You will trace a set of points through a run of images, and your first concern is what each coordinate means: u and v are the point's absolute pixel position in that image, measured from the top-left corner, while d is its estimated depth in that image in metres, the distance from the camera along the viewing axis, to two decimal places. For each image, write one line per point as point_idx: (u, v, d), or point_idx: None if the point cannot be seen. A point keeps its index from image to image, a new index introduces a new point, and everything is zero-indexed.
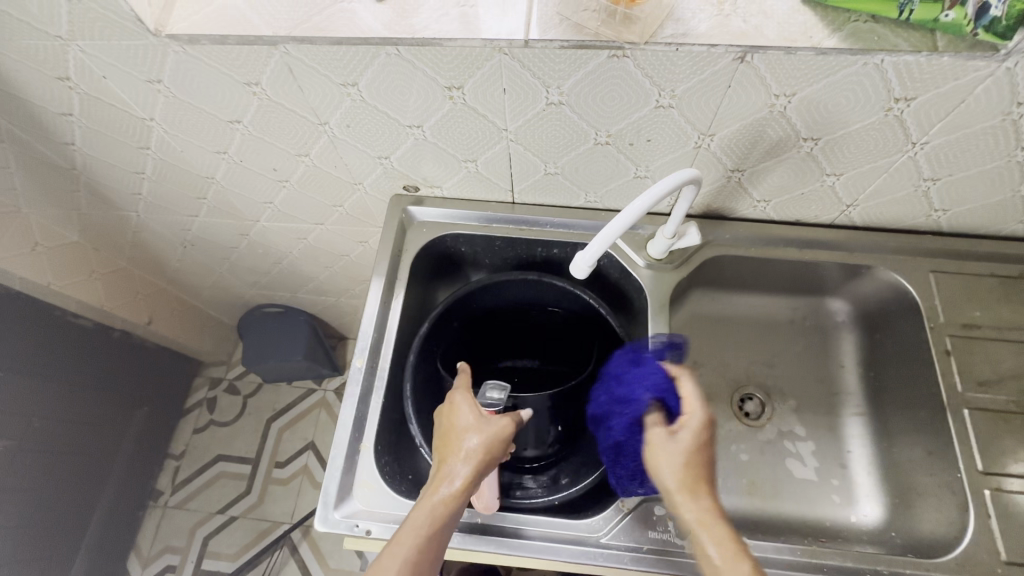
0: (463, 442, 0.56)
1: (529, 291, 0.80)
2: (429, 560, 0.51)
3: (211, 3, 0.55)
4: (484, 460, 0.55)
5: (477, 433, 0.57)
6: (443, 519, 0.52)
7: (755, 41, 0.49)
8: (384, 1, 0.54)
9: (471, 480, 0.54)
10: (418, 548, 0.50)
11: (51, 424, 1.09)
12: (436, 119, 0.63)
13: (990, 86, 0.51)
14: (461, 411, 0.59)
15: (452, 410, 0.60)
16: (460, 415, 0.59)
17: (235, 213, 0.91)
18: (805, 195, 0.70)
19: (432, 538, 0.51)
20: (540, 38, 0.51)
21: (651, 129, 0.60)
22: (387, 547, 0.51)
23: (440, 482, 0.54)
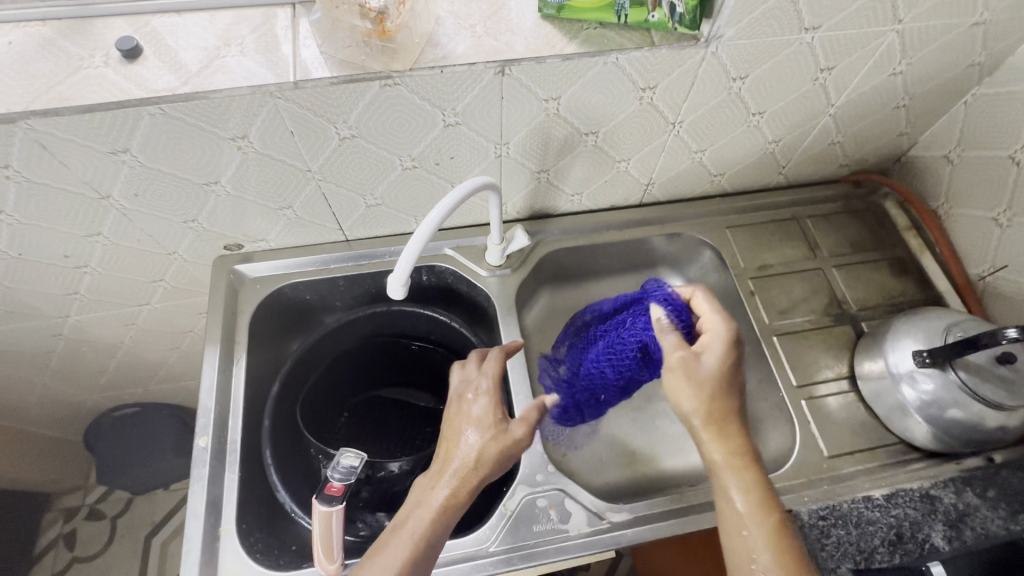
0: (470, 442, 0.56)
1: (385, 323, 0.79)
2: (423, 565, 0.51)
3: None
4: (484, 470, 0.55)
5: (477, 428, 0.57)
6: (439, 527, 0.53)
7: (508, 56, 0.55)
8: (138, 62, 0.52)
9: (467, 488, 0.54)
10: (412, 554, 0.51)
11: None
12: (232, 172, 0.61)
13: (706, 69, 0.61)
14: (472, 412, 0.58)
15: (467, 409, 0.59)
16: (470, 418, 0.58)
17: (35, 312, 0.80)
18: (609, 182, 0.78)
19: (426, 543, 0.52)
20: (308, 79, 0.52)
21: (450, 146, 0.64)
22: (374, 555, 0.51)
23: (438, 480, 0.55)
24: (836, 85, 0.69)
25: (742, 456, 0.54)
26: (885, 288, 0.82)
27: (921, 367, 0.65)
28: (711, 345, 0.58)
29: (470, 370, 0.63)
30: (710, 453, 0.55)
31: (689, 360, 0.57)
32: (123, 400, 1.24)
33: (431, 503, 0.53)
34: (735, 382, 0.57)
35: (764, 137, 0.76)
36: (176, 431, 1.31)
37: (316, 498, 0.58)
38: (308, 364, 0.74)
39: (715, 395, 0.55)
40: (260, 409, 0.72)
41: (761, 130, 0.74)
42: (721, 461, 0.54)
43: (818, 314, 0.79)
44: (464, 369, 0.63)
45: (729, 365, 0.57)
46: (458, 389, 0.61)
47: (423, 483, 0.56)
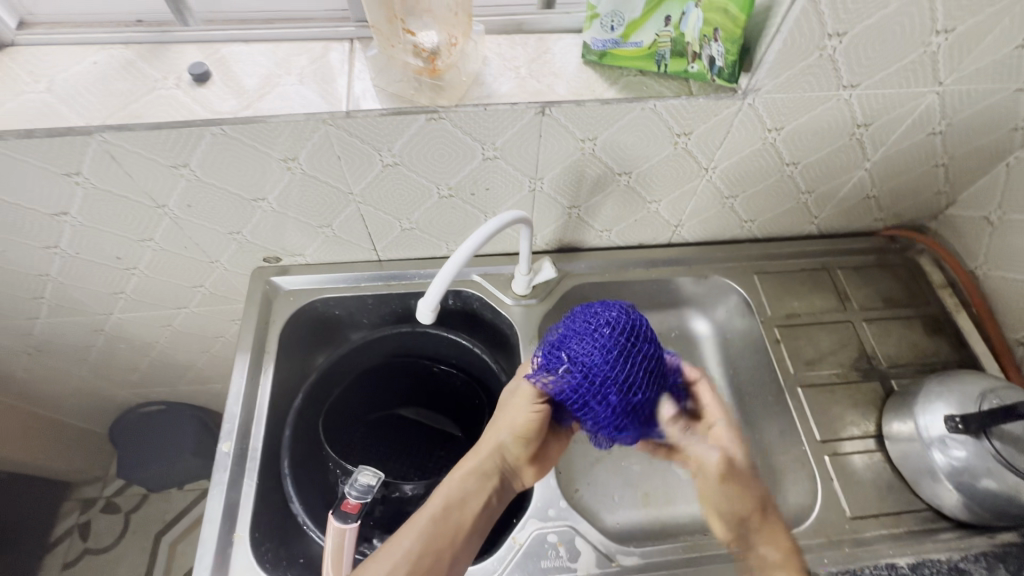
0: (501, 424, 0.62)
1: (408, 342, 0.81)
2: (442, 534, 0.57)
3: (15, 98, 0.54)
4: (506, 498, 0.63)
5: (507, 412, 0.63)
6: (459, 500, 0.59)
7: (549, 98, 0.57)
8: (205, 85, 0.56)
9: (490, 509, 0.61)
10: (432, 518, 0.57)
11: None
12: (279, 190, 0.64)
13: (742, 119, 0.63)
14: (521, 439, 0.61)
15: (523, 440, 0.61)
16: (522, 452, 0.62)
17: (82, 308, 0.84)
18: (638, 221, 0.79)
19: (446, 512, 0.58)
20: (359, 109, 0.55)
21: (486, 178, 0.66)
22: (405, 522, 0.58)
23: (467, 458, 0.62)
24: (873, 140, 0.69)
25: (787, 551, 0.57)
26: (918, 346, 0.80)
27: (954, 433, 0.63)
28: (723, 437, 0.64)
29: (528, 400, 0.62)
30: (762, 553, 0.58)
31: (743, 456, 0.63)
32: (150, 398, 1.28)
33: (465, 515, 0.59)
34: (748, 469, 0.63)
35: (796, 187, 0.76)
36: (197, 431, 1.34)
37: (332, 513, 0.59)
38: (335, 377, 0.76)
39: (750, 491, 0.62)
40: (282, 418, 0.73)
41: (794, 180, 0.74)
42: (770, 557, 0.57)
43: (846, 368, 0.78)
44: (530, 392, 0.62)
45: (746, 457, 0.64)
46: (519, 410, 0.62)
47: (460, 490, 0.60)
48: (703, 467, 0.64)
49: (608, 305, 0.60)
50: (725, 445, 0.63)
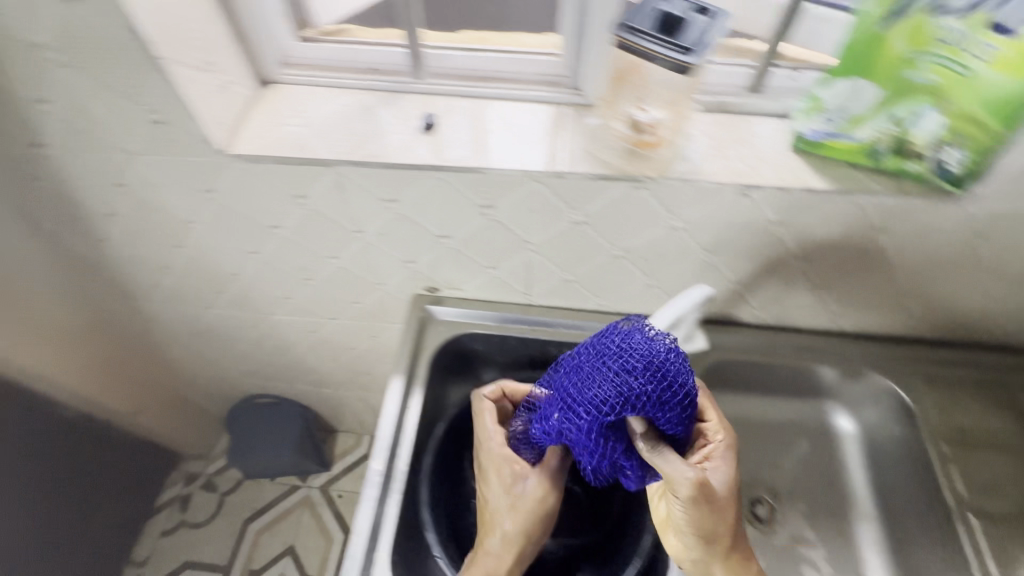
0: (526, 494, 0.61)
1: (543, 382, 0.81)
2: None
3: (276, 129, 0.61)
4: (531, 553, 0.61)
5: (528, 481, 0.62)
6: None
7: (755, 180, 0.57)
8: (432, 133, 0.61)
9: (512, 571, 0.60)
10: None
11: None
12: (466, 231, 0.68)
13: (951, 222, 0.60)
14: (512, 492, 0.62)
15: (516, 500, 0.61)
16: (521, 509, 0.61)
17: (252, 306, 0.92)
18: (799, 305, 0.77)
19: None
20: (570, 171, 0.58)
21: (662, 246, 0.67)
22: None
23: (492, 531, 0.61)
24: None
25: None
26: None
27: None
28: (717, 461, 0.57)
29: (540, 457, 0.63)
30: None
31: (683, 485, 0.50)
32: (267, 390, 1.37)
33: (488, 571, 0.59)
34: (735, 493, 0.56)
35: (986, 295, 0.71)
36: (300, 429, 1.41)
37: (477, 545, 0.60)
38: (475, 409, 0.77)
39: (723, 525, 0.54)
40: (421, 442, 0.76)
41: (987, 287, 0.69)
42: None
43: None
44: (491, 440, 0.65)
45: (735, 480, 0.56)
46: (489, 455, 0.64)
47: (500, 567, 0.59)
48: (669, 484, 0.50)
49: (627, 332, 0.54)
50: (720, 468, 0.56)
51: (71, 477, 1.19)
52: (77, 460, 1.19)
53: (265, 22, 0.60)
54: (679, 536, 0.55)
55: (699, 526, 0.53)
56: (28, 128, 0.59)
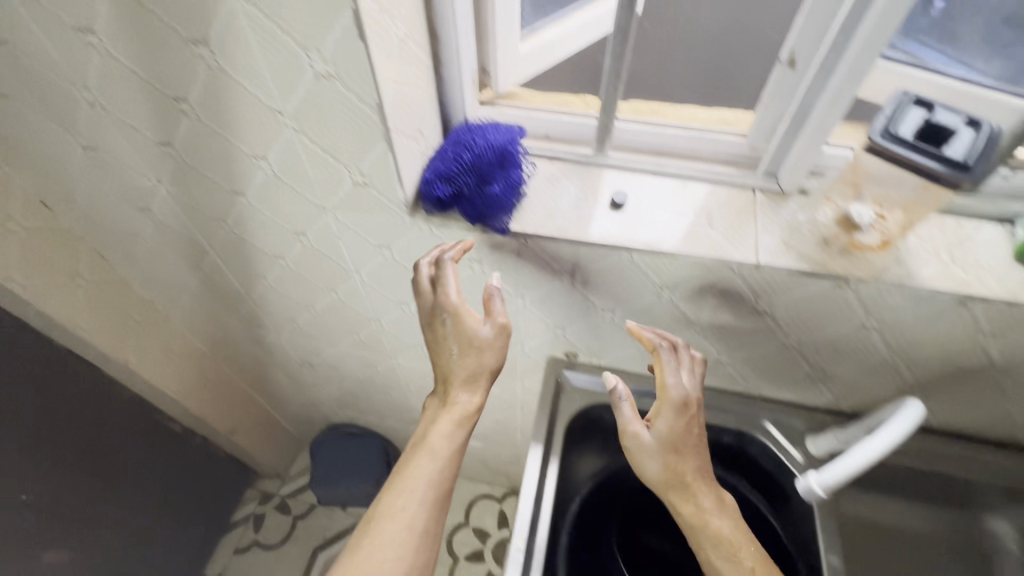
0: (483, 356, 0.56)
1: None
2: (439, 496, 0.55)
3: None
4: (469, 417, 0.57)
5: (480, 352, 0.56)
6: (452, 456, 0.56)
7: (979, 291, 0.53)
8: (620, 210, 0.60)
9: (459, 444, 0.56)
10: (427, 492, 0.54)
11: (104, 523, 1.06)
12: (633, 307, 0.66)
13: None
14: (440, 350, 0.57)
15: (454, 332, 0.56)
16: (464, 366, 0.56)
17: (376, 348, 0.93)
18: (979, 414, 0.70)
19: (443, 470, 0.55)
20: (770, 263, 0.56)
21: (843, 342, 0.63)
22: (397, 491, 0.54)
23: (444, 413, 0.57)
24: None
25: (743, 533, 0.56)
26: None
27: None
28: (661, 410, 0.56)
29: (435, 287, 0.56)
30: (722, 526, 0.56)
31: (637, 434, 0.55)
32: (355, 420, 1.38)
33: (429, 472, 0.54)
34: (683, 441, 0.56)
35: None
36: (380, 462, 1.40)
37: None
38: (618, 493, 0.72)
39: (680, 441, 0.56)
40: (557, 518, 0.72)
41: None
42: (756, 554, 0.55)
43: None
44: (421, 276, 0.57)
45: (677, 429, 0.55)
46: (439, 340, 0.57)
47: (445, 447, 0.56)
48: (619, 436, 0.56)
49: (513, 132, 0.58)
50: (661, 420, 0.56)
51: (169, 490, 1.21)
52: (177, 474, 1.21)
53: (463, 92, 0.62)
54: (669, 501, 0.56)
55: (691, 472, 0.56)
56: (236, 179, 0.62)
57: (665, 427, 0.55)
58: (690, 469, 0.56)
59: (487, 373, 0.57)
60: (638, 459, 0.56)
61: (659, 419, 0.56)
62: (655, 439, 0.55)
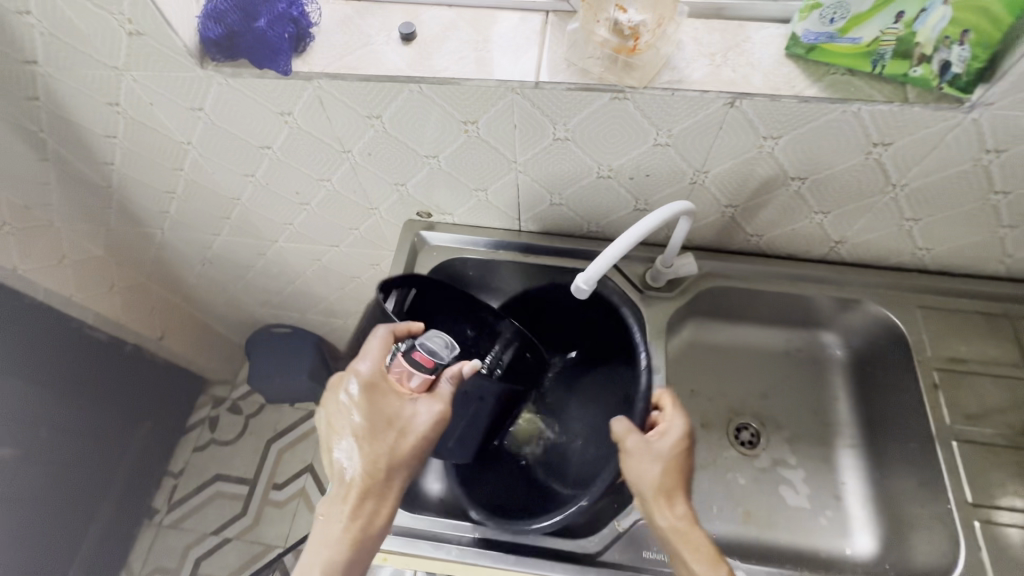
0: (409, 429, 0.58)
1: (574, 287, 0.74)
2: (362, 550, 0.56)
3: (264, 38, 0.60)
4: (425, 437, 0.58)
5: (390, 427, 0.58)
6: (364, 540, 0.56)
7: (744, 89, 0.55)
8: (410, 44, 0.59)
9: (383, 497, 0.57)
10: (355, 536, 0.55)
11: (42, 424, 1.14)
12: (450, 149, 0.67)
13: (959, 135, 0.55)
14: (364, 378, 0.58)
15: (368, 419, 0.58)
16: (394, 442, 0.58)
17: (255, 231, 0.95)
18: (797, 231, 0.74)
19: (362, 532, 0.56)
20: (549, 80, 0.56)
21: (649, 165, 0.65)
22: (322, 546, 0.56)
23: (371, 462, 0.58)
24: None
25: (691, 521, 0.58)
26: None
27: None
28: (663, 427, 0.62)
29: (378, 399, 0.59)
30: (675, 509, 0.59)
31: (633, 442, 0.61)
32: (282, 320, 1.43)
33: (344, 532, 0.56)
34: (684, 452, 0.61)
35: (999, 219, 0.66)
36: (315, 357, 1.48)
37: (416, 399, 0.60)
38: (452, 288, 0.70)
39: (663, 463, 0.60)
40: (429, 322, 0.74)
41: (998, 211, 0.65)
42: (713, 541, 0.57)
43: (1017, 433, 0.69)
44: (351, 403, 0.59)
45: (680, 440, 0.61)
46: (367, 433, 0.58)
47: (371, 503, 0.57)
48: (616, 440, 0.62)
49: None
50: (669, 426, 0.62)
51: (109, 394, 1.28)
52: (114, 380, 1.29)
53: None
54: (653, 505, 0.58)
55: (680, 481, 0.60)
56: (19, 44, 0.60)
57: (665, 434, 0.62)
58: (674, 471, 0.60)
59: (412, 456, 0.58)
60: (636, 472, 0.60)
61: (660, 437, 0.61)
62: (659, 435, 0.62)
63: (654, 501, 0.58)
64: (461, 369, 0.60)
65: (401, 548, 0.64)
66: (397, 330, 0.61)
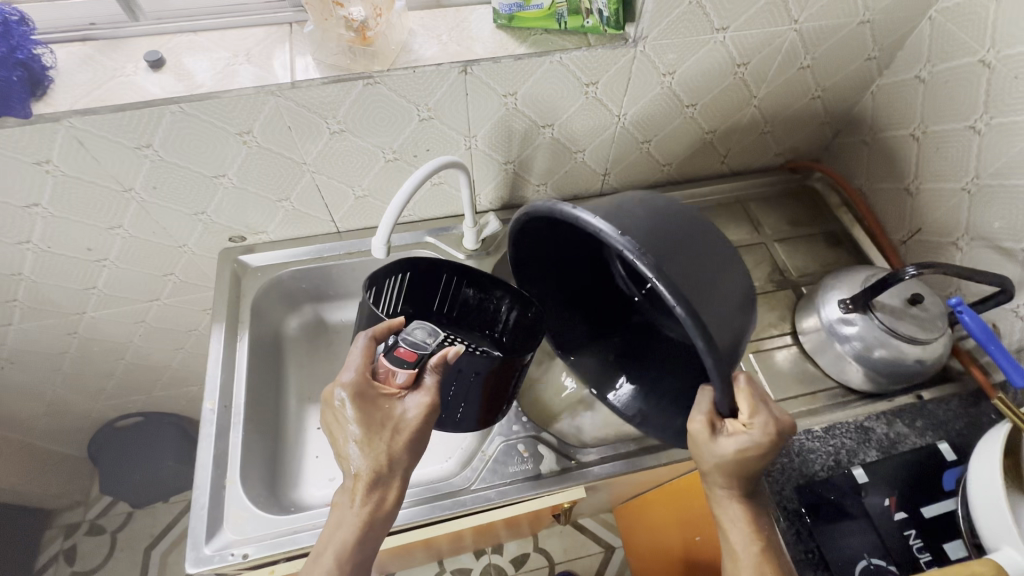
0: (402, 424, 0.58)
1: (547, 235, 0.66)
2: (367, 550, 0.55)
3: (102, 87, 0.61)
4: (424, 430, 0.59)
5: (387, 428, 0.57)
6: (368, 541, 0.55)
7: (470, 57, 0.66)
8: (161, 70, 0.62)
9: (389, 484, 0.57)
10: (358, 539, 0.54)
11: None
12: (237, 164, 0.71)
13: (639, 65, 0.72)
14: (349, 381, 0.57)
15: (362, 422, 0.57)
16: (393, 442, 0.57)
17: (55, 308, 0.87)
18: (570, 172, 0.88)
19: (364, 535, 0.55)
20: (304, 78, 0.63)
21: (425, 139, 0.74)
22: (321, 552, 0.54)
23: (368, 466, 0.56)
24: (755, 76, 0.79)
25: (752, 533, 0.55)
26: (821, 256, 0.92)
27: (846, 313, 0.74)
28: (741, 432, 0.52)
29: (373, 398, 0.58)
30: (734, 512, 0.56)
31: (700, 437, 0.53)
32: (126, 409, 1.29)
33: (347, 534, 0.54)
34: (759, 464, 0.53)
35: (700, 128, 0.86)
36: (179, 438, 1.35)
37: (407, 393, 0.60)
38: (440, 262, 0.78)
39: (727, 471, 0.53)
40: (447, 285, 0.81)
41: (697, 121, 0.85)
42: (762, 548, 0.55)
43: (763, 281, 0.89)
44: (338, 410, 0.57)
45: (756, 457, 0.52)
46: (362, 437, 0.56)
47: (371, 503, 0.56)
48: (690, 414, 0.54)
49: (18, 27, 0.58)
50: (752, 434, 0.52)
51: None
52: None
53: None
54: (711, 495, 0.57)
55: (747, 476, 0.54)
56: None
57: (740, 443, 0.52)
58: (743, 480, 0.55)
59: (414, 453, 0.58)
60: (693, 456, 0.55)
61: (734, 445, 0.52)
62: (730, 438, 0.52)
63: (712, 484, 0.56)
64: (444, 356, 0.61)
65: (281, 548, 0.63)
66: (375, 334, 0.62)
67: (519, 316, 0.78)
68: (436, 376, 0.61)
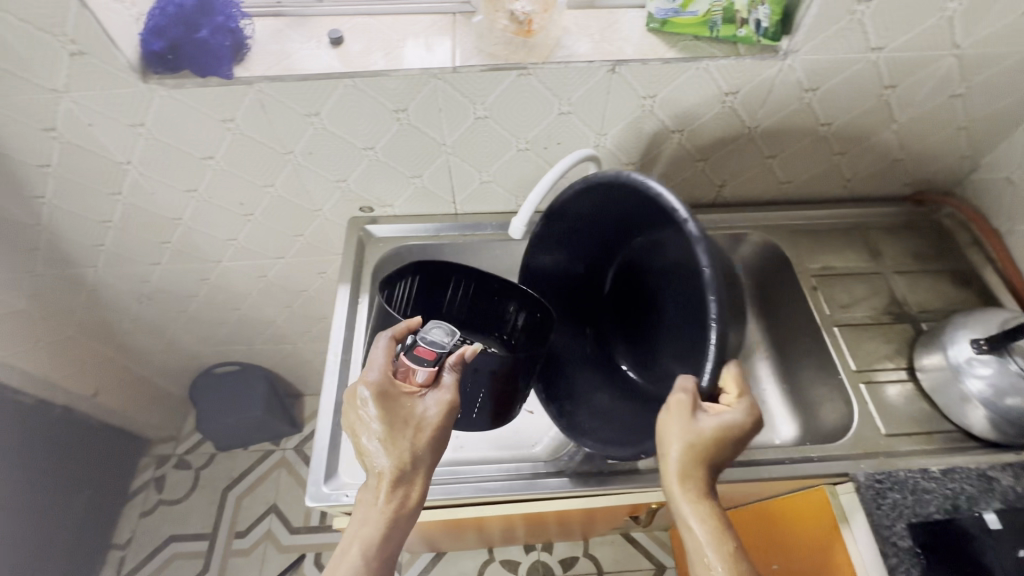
0: (423, 422, 0.59)
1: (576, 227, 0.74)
2: (389, 548, 0.56)
3: (288, 59, 0.68)
4: (445, 430, 0.59)
5: (411, 427, 0.58)
6: (390, 539, 0.56)
7: (620, 57, 0.69)
8: (339, 47, 0.69)
9: (413, 483, 0.58)
10: (382, 537, 0.55)
11: None
12: (385, 140, 0.76)
13: (783, 79, 0.72)
14: (374, 381, 0.58)
15: (387, 422, 0.57)
16: (416, 440, 0.58)
17: (197, 254, 0.97)
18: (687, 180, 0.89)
19: (387, 534, 0.56)
20: (465, 64, 0.67)
21: (558, 133, 0.77)
22: (345, 547, 0.55)
23: (392, 465, 0.56)
24: (901, 100, 0.77)
25: (719, 533, 0.53)
26: (945, 293, 0.87)
27: (980, 354, 0.70)
28: (720, 411, 0.56)
29: (395, 396, 0.59)
30: (704, 510, 0.54)
31: (681, 405, 0.55)
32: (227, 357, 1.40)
33: (371, 533, 0.55)
34: (729, 451, 0.55)
35: (830, 149, 0.85)
36: (266, 391, 1.45)
37: (426, 391, 0.61)
38: (449, 267, 0.77)
39: (701, 451, 0.54)
40: (457, 289, 0.80)
41: (828, 141, 0.83)
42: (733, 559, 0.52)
43: (878, 311, 0.85)
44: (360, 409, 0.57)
45: (729, 440, 0.55)
46: (385, 436, 0.57)
47: (395, 501, 0.57)
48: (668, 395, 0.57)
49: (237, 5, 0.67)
50: (726, 413, 0.56)
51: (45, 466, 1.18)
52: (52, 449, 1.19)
53: None
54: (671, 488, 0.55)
55: (713, 465, 0.56)
56: None
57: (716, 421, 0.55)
58: (714, 470, 0.56)
59: (434, 452, 0.59)
60: (664, 432, 0.56)
61: (710, 422, 0.54)
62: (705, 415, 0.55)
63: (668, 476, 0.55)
64: (462, 355, 0.62)
65: None
66: (395, 334, 0.63)
67: (528, 319, 0.79)
68: (456, 373, 0.62)
